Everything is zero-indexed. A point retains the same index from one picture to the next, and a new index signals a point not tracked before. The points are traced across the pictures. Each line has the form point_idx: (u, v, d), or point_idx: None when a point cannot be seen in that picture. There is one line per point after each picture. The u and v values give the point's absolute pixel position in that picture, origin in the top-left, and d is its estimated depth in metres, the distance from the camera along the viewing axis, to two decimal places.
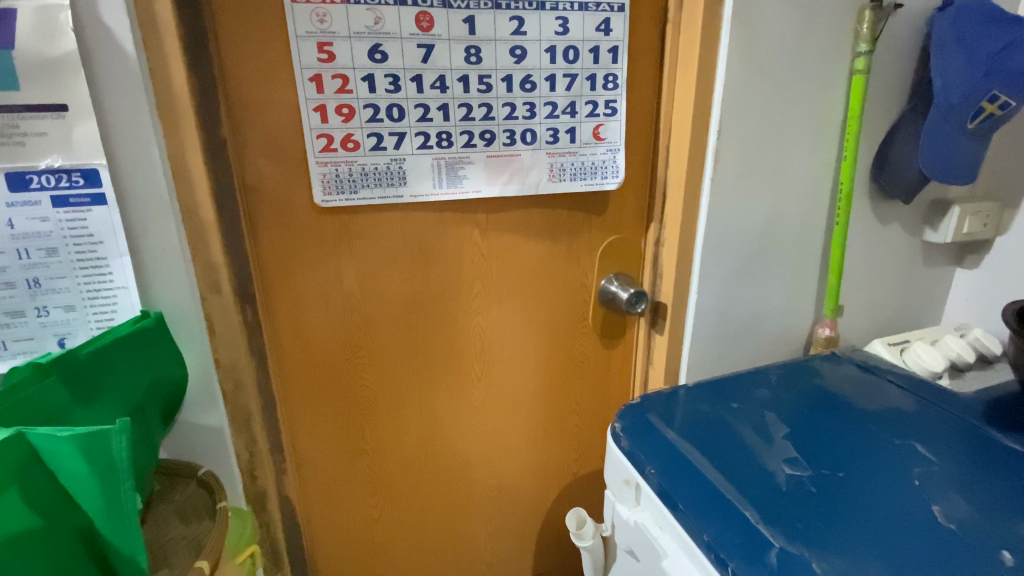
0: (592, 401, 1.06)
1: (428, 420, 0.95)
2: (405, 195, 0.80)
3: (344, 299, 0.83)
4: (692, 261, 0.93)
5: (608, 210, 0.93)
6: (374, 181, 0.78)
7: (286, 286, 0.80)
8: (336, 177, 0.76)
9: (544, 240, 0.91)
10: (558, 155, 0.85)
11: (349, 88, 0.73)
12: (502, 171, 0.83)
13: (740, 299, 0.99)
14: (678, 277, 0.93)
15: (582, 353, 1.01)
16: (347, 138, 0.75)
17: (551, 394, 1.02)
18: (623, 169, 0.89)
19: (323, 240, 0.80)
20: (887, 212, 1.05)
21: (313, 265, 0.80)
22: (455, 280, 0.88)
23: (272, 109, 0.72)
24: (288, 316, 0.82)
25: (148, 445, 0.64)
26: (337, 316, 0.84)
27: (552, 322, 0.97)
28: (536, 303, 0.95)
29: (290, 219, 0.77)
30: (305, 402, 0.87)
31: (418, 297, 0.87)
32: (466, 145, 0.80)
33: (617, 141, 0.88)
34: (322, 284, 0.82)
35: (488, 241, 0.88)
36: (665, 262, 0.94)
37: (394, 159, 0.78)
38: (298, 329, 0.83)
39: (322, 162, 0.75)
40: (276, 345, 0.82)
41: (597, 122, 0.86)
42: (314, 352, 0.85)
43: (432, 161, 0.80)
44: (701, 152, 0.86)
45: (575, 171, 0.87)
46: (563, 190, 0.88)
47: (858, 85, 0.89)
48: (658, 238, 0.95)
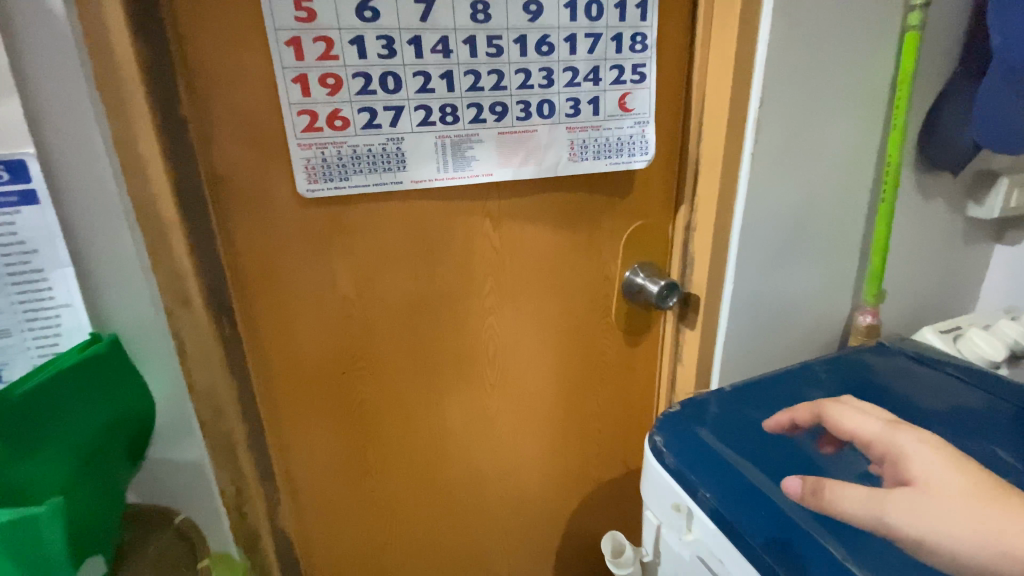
0: (616, 403, 0.96)
1: (436, 433, 0.85)
2: (404, 182, 0.68)
3: (336, 306, 0.72)
4: (727, 248, 0.83)
5: (634, 192, 0.82)
6: (368, 166, 0.66)
7: (269, 293, 0.68)
8: (323, 162, 0.64)
9: (563, 229, 0.80)
10: (579, 129, 0.74)
11: (334, 53, 0.61)
12: (517, 150, 0.72)
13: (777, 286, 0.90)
14: (712, 265, 0.83)
15: (605, 351, 0.91)
16: (335, 114, 0.63)
17: (571, 398, 0.92)
18: (653, 145, 0.78)
19: (311, 237, 0.68)
20: (931, 186, 0.96)
21: (301, 265, 0.69)
22: (465, 277, 0.78)
23: (243, 81, 0.60)
24: (274, 328, 0.70)
25: (109, 495, 0.53)
26: (331, 326, 0.73)
27: (572, 319, 0.87)
28: (553, 299, 0.84)
29: (271, 214, 0.65)
30: (297, 423, 0.76)
31: (422, 298, 0.76)
32: (475, 120, 0.69)
33: (646, 113, 0.76)
34: (313, 289, 0.70)
35: (501, 231, 0.77)
36: (697, 250, 0.84)
37: (390, 140, 0.66)
38: (287, 341, 0.71)
39: (305, 144, 0.63)
40: (260, 361, 0.71)
41: (622, 91, 0.74)
42: (306, 367, 0.73)
43: (435, 141, 0.68)
44: (740, 124, 0.76)
45: (598, 148, 0.76)
46: (585, 171, 0.76)
47: (910, 44, 0.79)
48: (688, 223, 0.85)
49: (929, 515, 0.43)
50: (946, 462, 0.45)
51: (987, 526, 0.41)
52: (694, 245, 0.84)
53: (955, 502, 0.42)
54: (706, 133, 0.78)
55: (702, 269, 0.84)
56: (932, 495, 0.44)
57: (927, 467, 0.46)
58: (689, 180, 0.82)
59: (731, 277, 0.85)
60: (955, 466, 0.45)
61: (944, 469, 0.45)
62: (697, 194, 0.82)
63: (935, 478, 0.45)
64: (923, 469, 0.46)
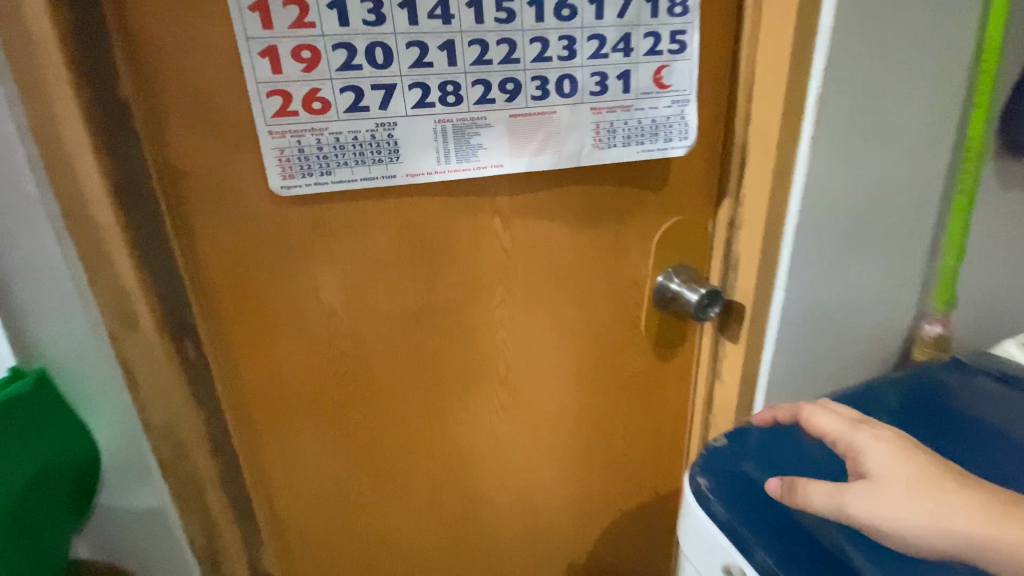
0: (645, 423, 0.85)
1: (440, 460, 0.75)
2: (399, 175, 0.57)
3: (322, 322, 0.62)
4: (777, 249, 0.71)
5: (670, 184, 0.70)
6: (354, 157, 0.55)
7: (240, 310, 0.58)
8: (300, 153, 0.54)
9: (586, 229, 0.69)
10: (606, 110, 0.62)
11: (309, 20, 0.50)
12: (533, 136, 0.61)
13: (832, 293, 0.78)
14: (760, 269, 0.71)
15: (633, 366, 0.80)
16: (312, 95, 0.52)
17: (594, 418, 0.81)
18: (694, 128, 0.66)
19: (286, 244, 0.57)
20: (1014, 174, 0.83)
21: (276, 276, 0.58)
22: (470, 286, 0.67)
23: (197, 55, 0.49)
24: (248, 350, 0.60)
25: (32, 549, 0.50)
26: (315, 347, 0.62)
27: (596, 330, 0.76)
28: (573, 309, 0.73)
29: (239, 217, 0.54)
30: (280, 456, 0.66)
31: (422, 311, 0.66)
32: (482, 100, 0.58)
33: (685, 90, 0.64)
34: (293, 304, 0.60)
35: (511, 232, 0.66)
36: (742, 253, 0.72)
37: (380, 125, 0.55)
38: (263, 366, 0.61)
39: (277, 132, 0.52)
40: (232, 390, 0.60)
41: (658, 63, 0.62)
42: (289, 393, 0.63)
43: (435, 126, 0.57)
44: (799, 103, 0.64)
45: (629, 133, 0.64)
46: (614, 160, 0.64)
47: (998, 9, 0.66)
48: (732, 221, 0.73)
49: (891, 508, 0.43)
50: (899, 456, 0.45)
51: (935, 509, 0.42)
52: (739, 246, 0.73)
53: (903, 486, 0.43)
54: (756, 113, 0.66)
55: (749, 274, 0.72)
56: (889, 484, 0.43)
57: (883, 459, 0.45)
58: (735, 170, 0.70)
59: (782, 284, 0.73)
60: (896, 451, 0.45)
61: (891, 460, 0.45)
62: (744, 187, 0.70)
63: (886, 466, 0.44)
64: (879, 464, 0.45)
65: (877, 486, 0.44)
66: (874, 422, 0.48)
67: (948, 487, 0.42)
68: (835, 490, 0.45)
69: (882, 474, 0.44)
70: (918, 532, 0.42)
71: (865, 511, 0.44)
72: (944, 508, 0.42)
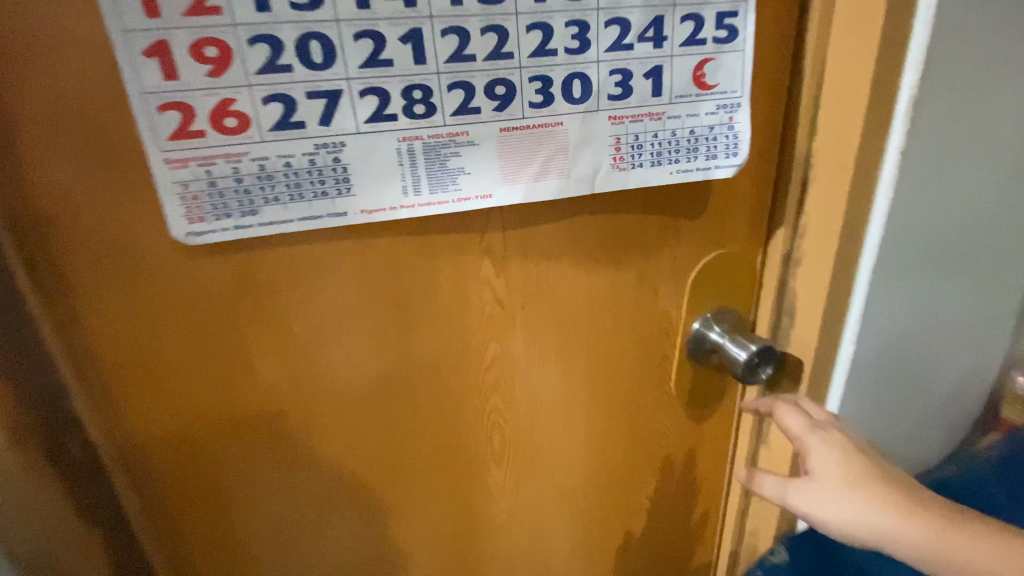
0: (674, 497, 0.70)
1: (420, 551, 0.61)
2: (350, 213, 0.43)
3: (261, 400, 0.48)
4: (849, 287, 0.57)
5: (710, 212, 0.55)
6: (286, 191, 0.41)
7: (149, 392, 0.44)
8: (212, 189, 0.39)
9: (603, 272, 0.54)
10: (629, 120, 0.47)
11: (212, 3, 0.35)
12: (533, 157, 0.46)
13: (908, 338, 0.64)
14: (827, 313, 0.57)
15: (663, 431, 0.65)
16: (224, 108, 0.38)
17: (612, 494, 0.66)
18: (746, 140, 0.50)
19: (204, 307, 0.43)
20: None
21: (192, 350, 0.44)
22: (456, 348, 0.52)
23: (54, 57, 0.34)
24: (165, 440, 0.46)
25: None
26: (254, 430, 0.49)
27: (615, 392, 0.61)
28: (588, 369, 0.58)
29: (136, 272, 0.41)
30: (216, 554, 0.53)
31: (392, 380, 0.51)
32: (462, 111, 0.43)
33: (736, 90, 0.48)
34: (219, 382, 0.46)
35: (507, 280, 0.51)
36: (803, 294, 0.58)
37: (321, 147, 0.40)
38: (187, 457, 0.48)
39: (175, 159, 0.38)
40: (151, 487, 0.48)
41: (700, 56, 0.46)
42: (222, 484, 0.50)
43: (397, 146, 0.42)
44: (885, 109, 0.50)
45: (658, 149, 0.48)
46: (639, 184, 0.49)
47: None
48: (789, 256, 0.57)
49: (823, 503, 0.50)
50: (837, 456, 0.51)
51: (862, 504, 0.48)
52: (798, 286, 0.58)
53: (834, 485, 0.50)
54: (825, 122, 0.51)
55: (812, 320, 0.58)
56: (820, 480, 0.51)
57: (824, 462, 0.51)
58: (794, 193, 0.55)
59: (851, 333, 0.60)
60: (839, 456, 0.51)
61: (830, 463, 0.51)
62: (807, 213, 0.55)
63: (824, 467, 0.51)
64: (818, 464, 0.51)
65: (813, 483, 0.51)
66: (831, 429, 0.53)
67: (868, 487, 0.49)
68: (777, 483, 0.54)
69: (819, 474, 0.51)
70: (842, 523, 0.49)
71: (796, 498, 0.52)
72: (868, 509, 0.48)
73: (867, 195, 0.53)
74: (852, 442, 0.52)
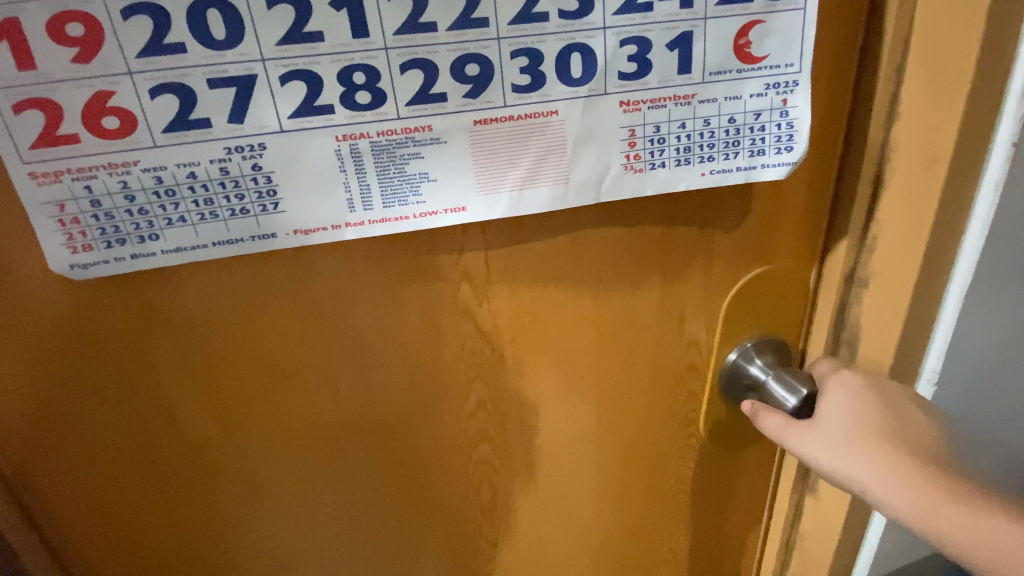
0: (704, 549, 0.59)
1: None
2: (281, 232, 0.33)
3: (194, 456, 0.40)
4: (927, 311, 0.45)
5: (753, 220, 0.43)
6: (194, 207, 0.31)
7: (57, 454, 0.37)
8: (97, 208, 0.30)
9: (613, 297, 0.43)
10: (647, 104, 0.35)
11: None
12: (519, 156, 0.35)
13: (1003, 379, 0.50)
14: (902, 342, 0.45)
15: (688, 480, 0.54)
16: (98, 104, 0.28)
17: (629, 548, 0.56)
18: (806, 128, 0.38)
19: (108, 358, 0.35)
20: None
21: (101, 402, 0.36)
22: (429, 393, 0.43)
23: None
24: (87, 503, 0.39)
25: None
26: (190, 494, 0.41)
27: (631, 437, 0.50)
28: (595, 412, 0.48)
29: (15, 318, 0.32)
30: None
31: (353, 431, 0.42)
32: (420, 100, 0.32)
33: (794, 63, 0.36)
34: (141, 441, 0.38)
35: (492, 309, 0.41)
36: (868, 323, 0.45)
37: (234, 150, 0.31)
38: (114, 522, 0.41)
39: (44, 173, 0.29)
40: (79, 552, 0.41)
41: (746, 17, 0.34)
42: (161, 548, 0.43)
43: (336, 148, 0.32)
44: (998, 82, 0.37)
45: (686, 141, 0.37)
46: (660, 188, 0.38)
47: None
48: (852, 275, 0.45)
49: (827, 449, 0.41)
50: (858, 403, 0.42)
51: (877, 457, 0.39)
52: (863, 313, 0.45)
53: (843, 437, 0.40)
54: (911, 102, 0.37)
55: (882, 354, 0.45)
56: (829, 426, 0.41)
57: (836, 406, 0.42)
58: (867, 196, 0.42)
59: (931, 373, 0.48)
60: (859, 405, 0.41)
61: (845, 408, 0.42)
62: (876, 223, 0.42)
63: (838, 416, 0.41)
64: (830, 408, 0.42)
65: (817, 426, 0.42)
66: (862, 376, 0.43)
67: (889, 448, 0.39)
68: (778, 421, 0.43)
69: (827, 418, 0.42)
70: (842, 477, 0.40)
71: (794, 441, 0.42)
72: (883, 470, 0.39)
73: (964, 198, 0.41)
74: (883, 396, 0.42)
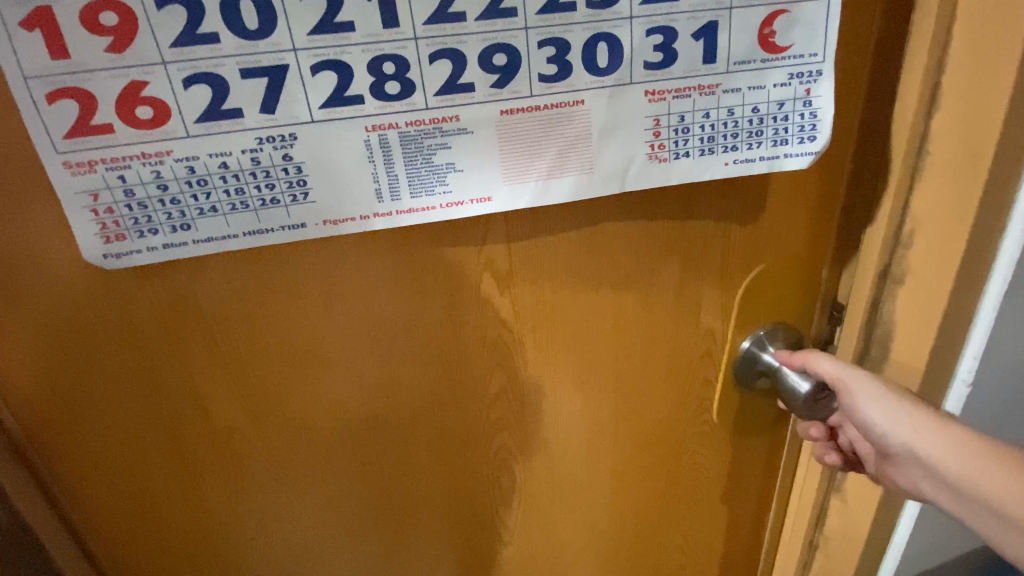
0: (714, 536, 0.60)
1: None
2: (310, 223, 0.34)
3: (220, 442, 0.40)
4: (962, 310, 0.45)
5: (771, 210, 0.43)
6: (225, 196, 0.32)
7: (88, 441, 0.38)
8: (130, 198, 0.31)
9: (631, 286, 0.44)
10: (673, 94, 0.36)
11: None
12: (545, 147, 0.35)
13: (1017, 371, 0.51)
14: (937, 340, 0.45)
15: (700, 467, 0.55)
16: (132, 94, 0.28)
17: (641, 534, 0.57)
18: (829, 118, 0.38)
19: (140, 347, 0.35)
20: None
21: (130, 389, 0.37)
22: (451, 382, 0.43)
23: None
24: (114, 489, 0.40)
25: None
26: (218, 482, 0.42)
27: (646, 424, 0.51)
28: (613, 400, 0.49)
29: (45, 306, 0.33)
30: None
31: (375, 418, 0.43)
32: (449, 90, 0.33)
33: (818, 52, 0.36)
34: (170, 429, 0.39)
35: (513, 299, 0.41)
36: (901, 318, 0.46)
37: (266, 140, 0.31)
38: (144, 508, 0.41)
39: (78, 163, 0.29)
40: (105, 537, 0.42)
41: (771, 7, 0.34)
42: (186, 532, 0.43)
43: (365, 138, 0.32)
44: None
45: (710, 131, 0.37)
46: (682, 178, 0.38)
47: None
48: (886, 271, 0.45)
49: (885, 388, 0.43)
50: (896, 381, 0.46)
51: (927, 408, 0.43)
52: (896, 308, 0.46)
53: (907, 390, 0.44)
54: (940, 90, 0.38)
55: (915, 347, 0.46)
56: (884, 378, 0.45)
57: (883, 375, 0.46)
58: (890, 187, 0.42)
59: (965, 374, 0.49)
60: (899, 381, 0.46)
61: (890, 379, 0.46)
62: (913, 217, 0.43)
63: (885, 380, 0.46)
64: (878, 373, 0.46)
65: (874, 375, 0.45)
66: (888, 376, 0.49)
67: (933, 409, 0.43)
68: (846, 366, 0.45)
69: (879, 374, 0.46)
70: (893, 416, 0.43)
71: (867, 378, 0.43)
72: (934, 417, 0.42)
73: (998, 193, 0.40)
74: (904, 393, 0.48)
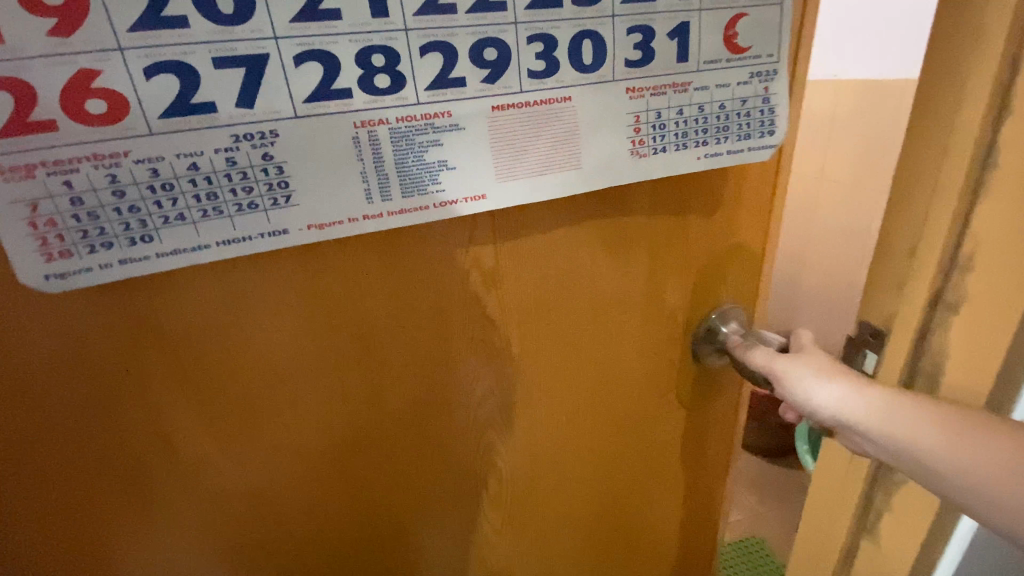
0: (686, 513, 0.63)
1: None
2: (292, 228, 0.31)
3: (187, 474, 0.36)
4: None
5: (735, 201, 0.46)
6: (194, 201, 0.28)
7: (30, 490, 0.33)
8: (77, 207, 0.26)
9: (611, 277, 0.44)
10: (651, 90, 0.37)
11: None
12: (535, 142, 0.35)
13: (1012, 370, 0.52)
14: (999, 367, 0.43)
15: (674, 448, 0.57)
16: (82, 87, 0.24)
17: (620, 518, 0.59)
18: (783, 113, 0.41)
19: (93, 379, 0.31)
20: None
21: (81, 424, 0.32)
22: (440, 390, 0.42)
23: None
24: (62, 534, 0.35)
25: None
26: (189, 521, 0.38)
27: (625, 412, 0.52)
28: (596, 392, 0.49)
29: None
30: None
31: (360, 432, 0.40)
32: (441, 84, 0.31)
33: (774, 54, 0.39)
34: (129, 468, 0.34)
35: (501, 298, 0.40)
36: (957, 345, 0.44)
37: (242, 138, 0.28)
38: (98, 563, 0.36)
39: (12, 166, 0.25)
40: None
41: (733, 10, 0.37)
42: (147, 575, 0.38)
43: (354, 135, 0.30)
44: None
45: (684, 126, 0.39)
46: (660, 171, 0.40)
47: None
48: (940, 298, 0.44)
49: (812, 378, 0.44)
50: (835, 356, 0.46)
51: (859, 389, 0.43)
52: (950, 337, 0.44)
53: (835, 364, 0.45)
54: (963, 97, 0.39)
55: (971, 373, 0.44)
56: (813, 360, 0.45)
57: (817, 352, 0.46)
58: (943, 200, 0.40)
59: None
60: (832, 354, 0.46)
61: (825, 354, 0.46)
62: (971, 238, 0.41)
63: (819, 358, 0.45)
64: (812, 351, 0.46)
65: (804, 360, 0.45)
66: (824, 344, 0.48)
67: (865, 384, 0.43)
68: (772, 355, 0.46)
69: (811, 355, 0.46)
70: (829, 407, 0.44)
71: (792, 368, 0.45)
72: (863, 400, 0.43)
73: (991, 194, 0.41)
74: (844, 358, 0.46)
